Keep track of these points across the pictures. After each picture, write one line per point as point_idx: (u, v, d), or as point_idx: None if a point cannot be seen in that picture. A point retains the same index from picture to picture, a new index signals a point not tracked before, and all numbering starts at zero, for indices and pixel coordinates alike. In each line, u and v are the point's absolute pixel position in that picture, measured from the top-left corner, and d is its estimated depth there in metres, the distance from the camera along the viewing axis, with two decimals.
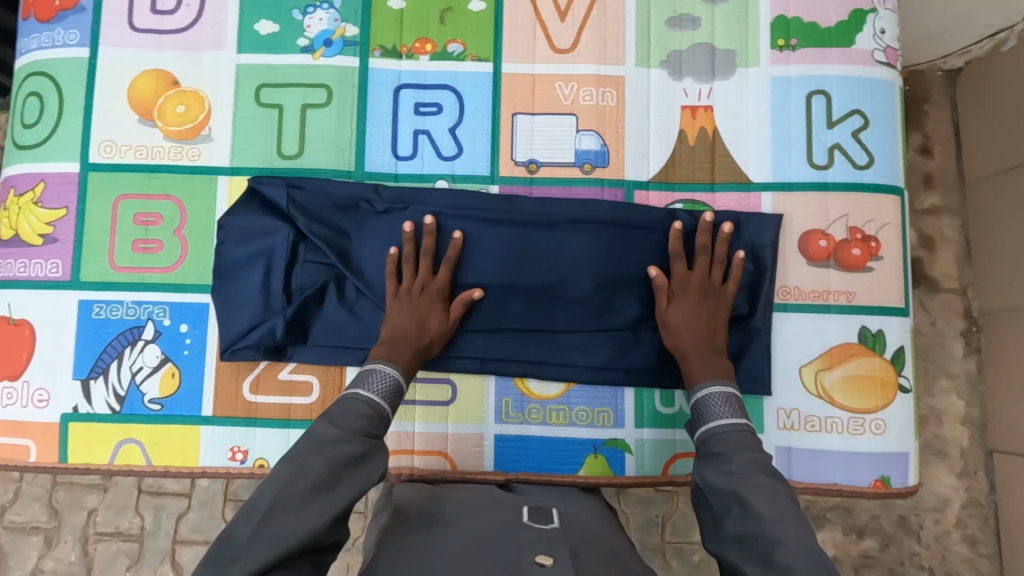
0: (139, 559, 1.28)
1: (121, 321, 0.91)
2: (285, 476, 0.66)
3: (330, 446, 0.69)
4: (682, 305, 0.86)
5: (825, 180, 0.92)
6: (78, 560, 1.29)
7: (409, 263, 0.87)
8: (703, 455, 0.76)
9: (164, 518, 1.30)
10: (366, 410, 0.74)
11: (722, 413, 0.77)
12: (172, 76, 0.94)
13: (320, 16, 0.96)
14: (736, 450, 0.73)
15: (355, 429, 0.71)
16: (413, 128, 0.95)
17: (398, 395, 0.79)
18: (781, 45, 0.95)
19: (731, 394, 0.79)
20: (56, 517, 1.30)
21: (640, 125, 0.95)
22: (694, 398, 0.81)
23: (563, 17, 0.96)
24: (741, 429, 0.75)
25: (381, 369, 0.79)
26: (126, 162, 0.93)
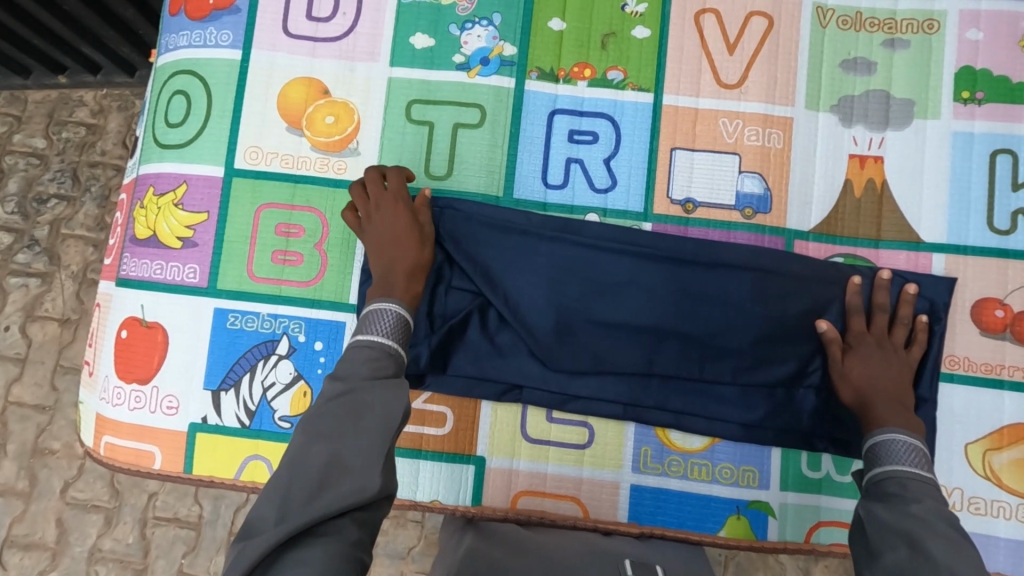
0: (196, 547, 1.25)
1: (256, 334, 0.89)
2: (295, 446, 0.60)
3: (340, 402, 0.62)
4: (859, 356, 0.82)
5: (1005, 247, 0.86)
6: (134, 543, 1.26)
7: (359, 193, 0.84)
8: (872, 495, 0.71)
9: (223, 509, 1.27)
10: (371, 354, 0.68)
11: (901, 457, 0.72)
12: (323, 85, 0.92)
13: (479, 32, 0.92)
14: (917, 496, 0.68)
15: (362, 376, 0.65)
16: (566, 157, 0.91)
17: (406, 334, 0.72)
18: (966, 97, 0.89)
19: (917, 444, 0.73)
20: (118, 497, 1.27)
21: (806, 171, 0.90)
22: (870, 441, 0.76)
23: (732, 50, 0.92)
24: (925, 482, 0.69)
25: (380, 309, 0.71)
26: (272, 170, 0.91)
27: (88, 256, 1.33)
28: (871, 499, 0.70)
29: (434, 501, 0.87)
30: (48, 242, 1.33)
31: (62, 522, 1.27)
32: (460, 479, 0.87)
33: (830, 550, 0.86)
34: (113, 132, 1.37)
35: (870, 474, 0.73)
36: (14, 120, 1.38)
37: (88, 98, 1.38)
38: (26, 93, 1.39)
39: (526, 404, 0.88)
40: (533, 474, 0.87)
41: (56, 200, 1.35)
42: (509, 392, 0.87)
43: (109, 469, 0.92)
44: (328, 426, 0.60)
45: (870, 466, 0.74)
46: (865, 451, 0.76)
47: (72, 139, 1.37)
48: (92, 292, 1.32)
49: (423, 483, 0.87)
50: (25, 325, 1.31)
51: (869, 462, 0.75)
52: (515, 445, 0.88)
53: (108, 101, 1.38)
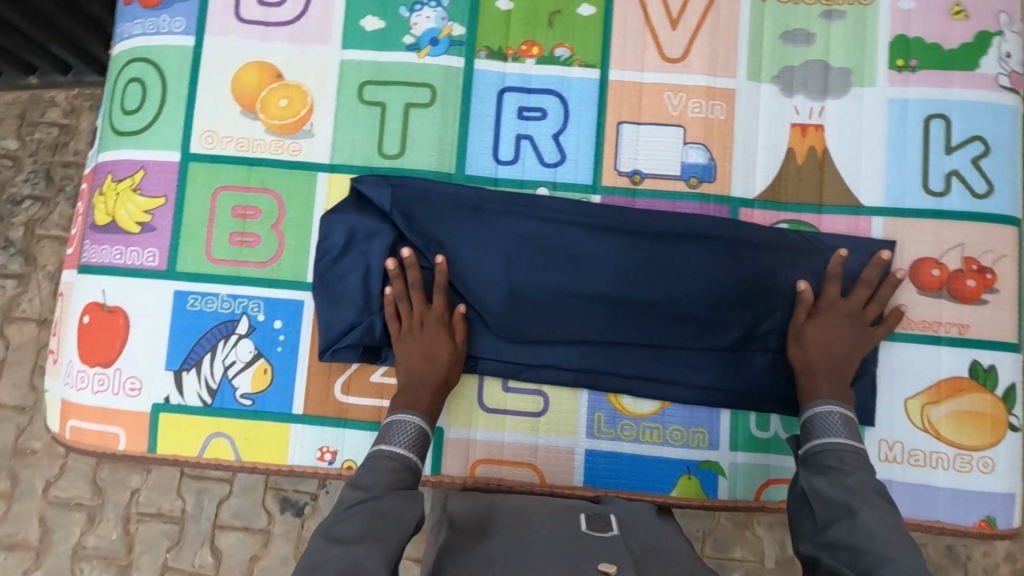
0: (180, 541, 1.27)
1: (217, 314, 0.90)
2: (318, 552, 0.62)
3: (359, 508, 0.66)
4: (840, 330, 0.84)
5: (940, 209, 0.89)
6: (119, 539, 1.27)
7: (403, 293, 0.85)
8: (813, 468, 0.74)
9: (206, 502, 1.29)
10: (392, 464, 0.73)
11: (836, 431, 0.76)
12: (276, 68, 0.94)
13: (428, 14, 0.94)
14: (852, 468, 0.71)
15: (384, 488, 0.69)
16: (516, 133, 0.93)
17: (424, 442, 0.77)
18: (900, 65, 0.92)
19: (847, 415, 0.77)
20: (100, 495, 1.28)
21: (749, 140, 0.93)
22: (808, 414, 0.79)
23: (675, 25, 0.94)
24: (857, 451, 0.73)
25: (402, 420, 0.76)
26: (227, 154, 0.93)
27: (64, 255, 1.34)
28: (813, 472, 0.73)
29: None
30: (23, 243, 1.34)
31: (45, 521, 1.28)
32: None
33: (781, 507, 0.89)
34: (85, 132, 1.38)
35: (807, 447, 0.76)
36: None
37: (60, 98, 1.39)
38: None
39: (482, 374, 0.90)
40: (491, 443, 0.90)
41: (30, 201, 1.35)
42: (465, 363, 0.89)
43: (76, 453, 0.93)
44: (351, 527, 0.64)
45: (805, 439, 0.78)
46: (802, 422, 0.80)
47: (45, 140, 1.37)
48: None
49: None
50: (3, 327, 1.32)
51: (806, 433, 0.78)
52: (472, 415, 0.90)
53: (80, 101, 1.39)
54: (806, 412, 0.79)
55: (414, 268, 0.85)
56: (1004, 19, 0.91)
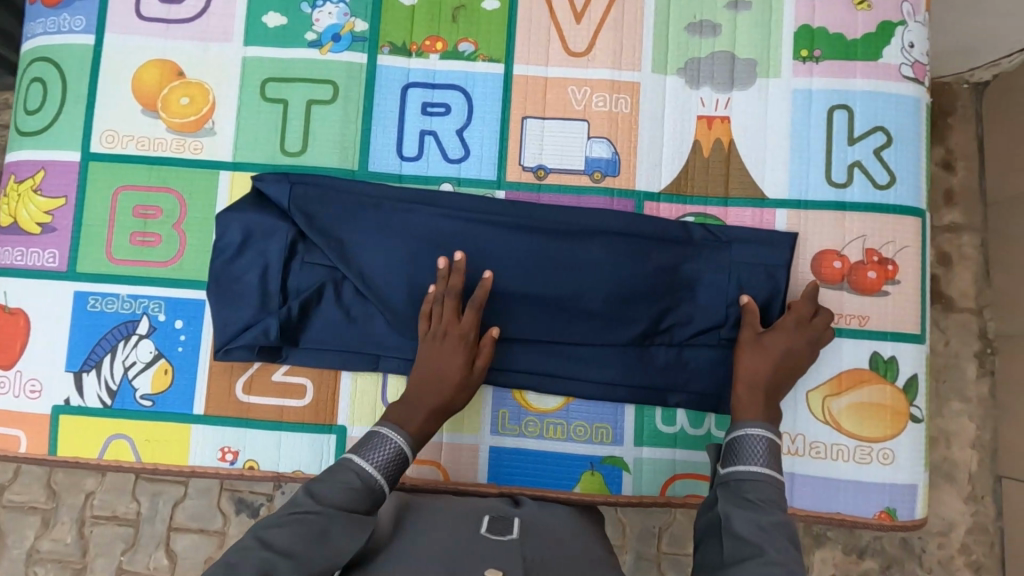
0: (135, 543, 1.27)
1: (117, 315, 0.89)
2: (242, 548, 0.60)
3: (300, 518, 0.64)
4: (793, 347, 0.81)
5: (842, 200, 0.88)
6: (73, 542, 1.27)
7: (439, 302, 0.83)
8: (731, 495, 0.71)
9: (161, 504, 1.28)
10: (355, 481, 0.70)
11: (760, 457, 0.73)
12: (177, 67, 0.93)
13: (330, 10, 0.93)
14: (769, 502, 0.69)
15: (336, 503, 0.67)
16: (420, 129, 0.92)
17: (398, 469, 0.74)
18: (804, 56, 0.90)
19: (773, 442, 0.74)
20: (55, 498, 1.28)
21: (654, 133, 0.92)
22: (736, 434, 0.75)
23: (579, 19, 0.93)
24: (776, 485, 0.71)
25: (383, 436, 0.74)
26: (128, 153, 0.92)
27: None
28: (729, 499, 0.70)
29: (297, 472, 0.88)
30: None
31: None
32: (322, 449, 0.88)
33: (685, 502, 0.89)
34: None
35: (728, 469, 0.73)
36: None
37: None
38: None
39: (385, 372, 0.89)
40: None
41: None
42: (366, 361, 0.89)
43: None
44: (285, 535, 0.62)
45: (727, 461, 0.75)
46: (725, 443, 0.76)
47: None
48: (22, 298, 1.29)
49: (285, 455, 0.88)
50: None
51: (728, 456, 0.75)
52: (376, 414, 0.89)
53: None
54: (736, 432, 0.76)
55: (459, 273, 0.82)
56: (908, 8, 0.90)
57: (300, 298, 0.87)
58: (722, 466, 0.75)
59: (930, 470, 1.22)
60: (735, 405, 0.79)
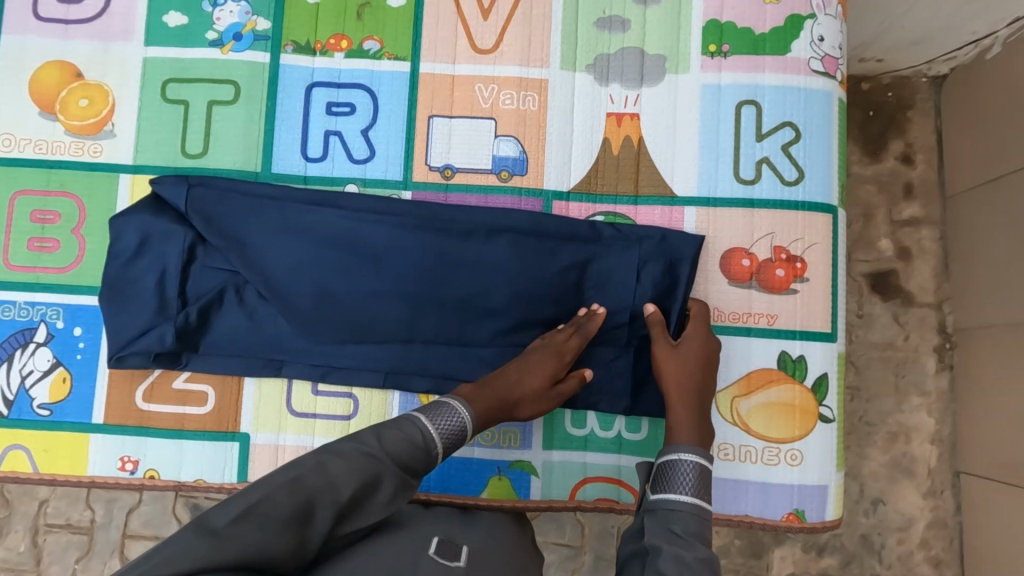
0: (90, 551, 1.26)
1: (13, 322, 0.87)
2: (302, 467, 0.60)
3: (361, 462, 0.61)
4: (708, 352, 0.80)
5: (751, 198, 0.86)
6: (26, 551, 1.26)
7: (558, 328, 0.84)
8: (655, 524, 0.68)
9: (116, 511, 1.28)
10: (419, 442, 0.67)
11: (692, 483, 0.70)
12: (76, 68, 0.91)
13: (231, 8, 0.91)
14: (690, 534, 0.66)
15: (397, 458, 0.64)
16: (324, 129, 0.91)
17: (457, 443, 0.71)
18: (713, 50, 0.88)
19: (704, 469, 0.72)
20: (6, 507, 1.27)
21: (563, 130, 0.90)
22: (665, 460, 0.73)
23: (486, 15, 0.92)
24: (700, 516, 0.68)
25: (454, 408, 0.71)
26: (25, 157, 0.90)
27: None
28: (656, 531, 0.67)
29: (199, 480, 0.86)
30: None
31: None
32: (225, 457, 0.87)
33: (596, 506, 0.87)
34: None
35: (658, 494, 0.70)
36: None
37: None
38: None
39: (289, 378, 0.88)
40: (300, 448, 0.87)
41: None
42: (269, 366, 0.87)
43: None
44: (342, 469, 0.60)
45: (656, 485, 0.72)
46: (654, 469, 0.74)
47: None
48: None
49: (187, 464, 0.86)
50: None
51: (656, 481, 0.72)
52: (280, 419, 0.87)
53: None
54: (671, 454, 0.73)
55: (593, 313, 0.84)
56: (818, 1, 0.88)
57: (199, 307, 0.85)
58: (651, 491, 0.72)
59: (889, 465, 1.21)
60: (675, 426, 0.76)
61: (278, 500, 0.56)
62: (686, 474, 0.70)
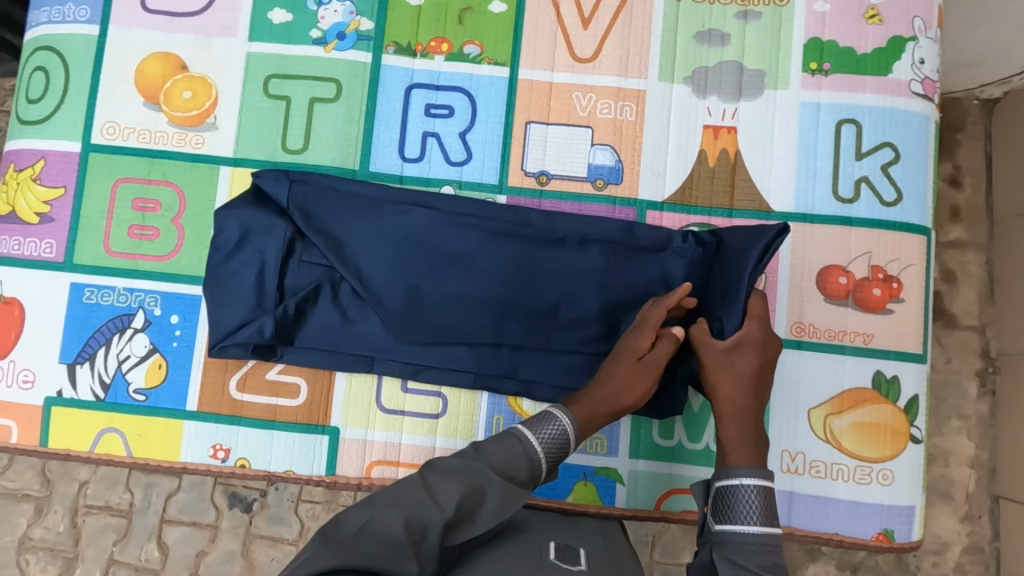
0: (127, 534, 1.31)
1: (112, 308, 0.89)
2: (412, 482, 0.65)
3: (460, 471, 0.66)
4: (764, 360, 0.77)
5: (848, 216, 0.86)
6: (66, 531, 1.31)
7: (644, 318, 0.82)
8: (730, 559, 0.67)
9: (154, 496, 1.33)
10: (518, 452, 0.70)
11: (756, 509, 0.69)
12: (181, 60, 0.92)
13: (335, 7, 0.92)
14: (768, 564, 0.66)
15: (495, 466, 0.68)
16: (422, 130, 0.92)
17: (562, 452, 0.73)
18: (814, 68, 0.89)
19: (766, 489, 0.70)
20: (48, 486, 1.34)
21: (659, 140, 0.91)
22: (724, 486, 0.71)
23: (586, 25, 0.93)
24: (772, 541, 0.68)
25: (552, 414, 0.74)
26: (129, 146, 0.91)
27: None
28: (732, 571, 0.66)
29: (289, 472, 0.88)
30: None
31: None
32: (313, 450, 0.88)
33: (682, 518, 0.87)
34: None
35: (722, 526, 0.69)
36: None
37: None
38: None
39: (379, 375, 0.89)
40: (387, 445, 0.89)
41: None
42: (361, 362, 0.88)
43: None
44: (445, 481, 0.65)
45: (719, 515, 0.70)
46: (712, 495, 0.72)
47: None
48: None
49: (277, 455, 0.88)
50: None
51: (718, 509, 0.71)
52: (369, 415, 0.89)
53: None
54: (729, 480, 0.71)
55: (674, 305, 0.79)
56: (919, 24, 0.88)
57: (297, 299, 0.86)
58: (714, 521, 0.70)
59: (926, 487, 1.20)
60: (723, 445, 0.75)
61: (389, 517, 0.60)
62: (752, 501, 0.69)
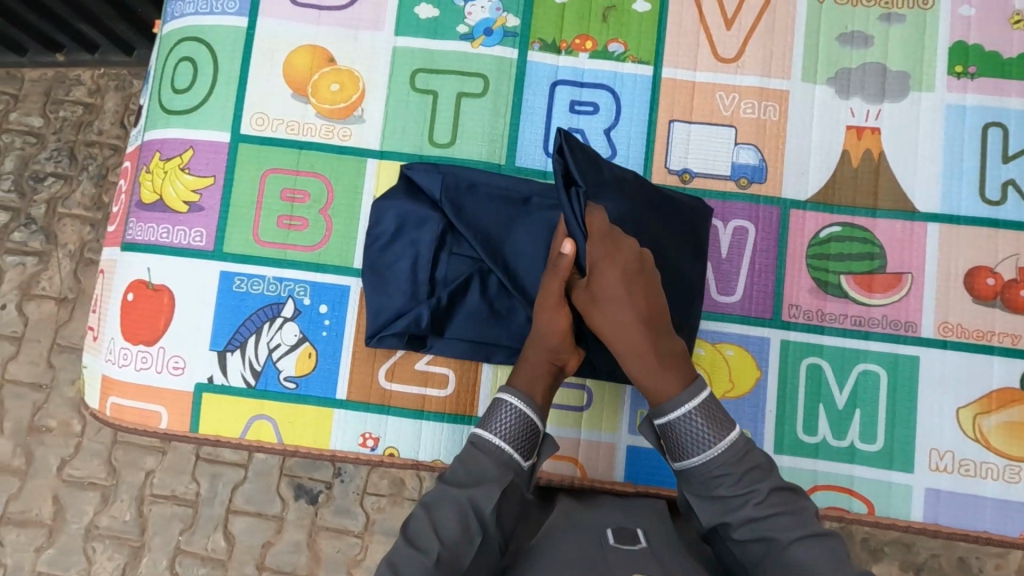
0: (193, 524, 1.33)
1: (262, 296, 0.90)
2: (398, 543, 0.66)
3: (433, 507, 0.69)
4: (624, 277, 0.74)
5: (995, 217, 0.89)
6: (132, 519, 1.34)
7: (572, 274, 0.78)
8: (701, 486, 0.71)
9: (220, 486, 1.35)
10: (489, 454, 0.73)
11: (703, 436, 0.70)
12: (328, 53, 0.93)
13: (482, 3, 0.93)
14: (741, 473, 0.69)
15: (462, 482, 0.71)
16: (567, 127, 0.93)
17: (525, 436, 0.75)
18: (959, 71, 0.91)
19: (708, 405, 0.71)
20: (115, 475, 1.36)
21: (802, 140, 0.92)
22: (665, 420, 0.72)
23: (729, 25, 0.94)
24: (731, 451, 0.69)
25: (501, 405, 0.76)
26: (277, 137, 0.92)
27: (84, 235, 1.45)
28: (709, 502, 0.71)
29: (436, 462, 0.89)
30: (44, 221, 1.45)
31: (58, 499, 1.36)
32: (461, 440, 0.89)
33: (826, 515, 0.88)
34: (109, 111, 1.49)
35: (683, 459, 0.72)
36: (10, 99, 1.50)
37: (85, 77, 1.50)
38: (22, 71, 1.51)
39: None
40: None
41: (54, 178, 1.46)
42: (508, 354, 0.89)
43: (116, 429, 0.94)
44: (423, 518, 0.68)
45: (676, 449, 0.72)
46: (659, 432, 0.74)
47: (69, 118, 1.48)
48: (87, 271, 1.43)
49: (426, 445, 0.89)
50: (22, 303, 1.43)
51: (674, 445, 0.72)
52: None
53: (104, 81, 1.50)
54: (665, 419, 0.72)
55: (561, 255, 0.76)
56: None
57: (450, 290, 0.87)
58: (675, 456, 0.72)
59: None
60: (641, 385, 0.74)
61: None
62: (699, 430, 0.70)
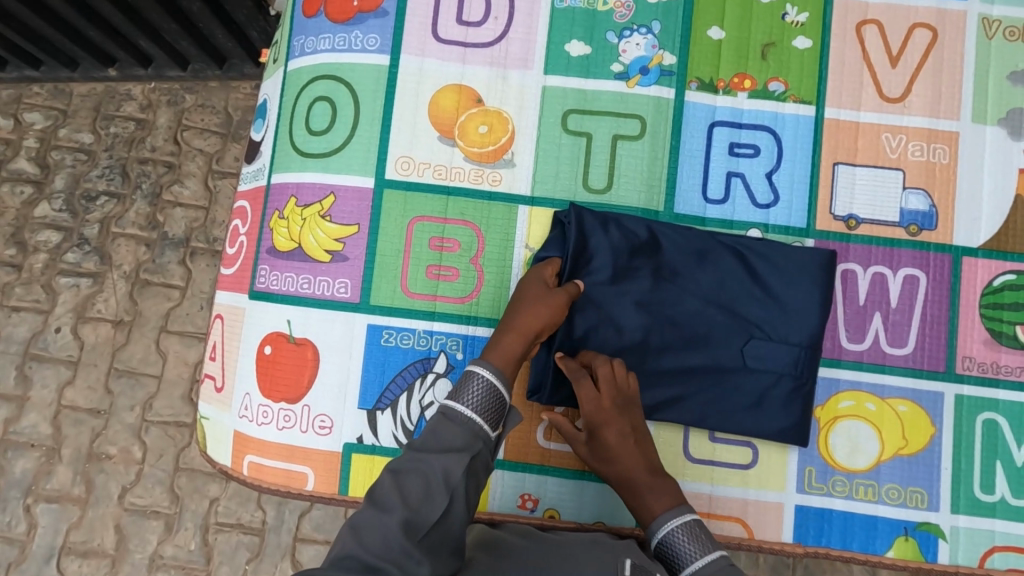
0: (260, 553, 1.27)
1: (412, 351, 0.86)
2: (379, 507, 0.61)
3: (401, 472, 0.63)
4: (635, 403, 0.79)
5: None
6: (197, 549, 1.27)
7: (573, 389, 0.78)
8: None
9: (287, 514, 1.29)
10: (457, 420, 0.68)
11: (689, 550, 0.72)
12: (475, 93, 0.89)
13: (638, 41, 0.89)
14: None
15: (425, 445, 0.66)
16: (726, 170, 0.89)
17: (497, 407, 0.70)
18: None
19: (690, 522, 0.74)
20: (178, 503, 1.28)
21: (973, 185, 0.88)
22: (657, 539, 0.74)
23: (895, 63, 0.90)
24: (710, 563, 0.70)
25: (476, 375, 0.70)
26: (424, 181, 0.88)
27: (141, 255, 1.35)
28: None
29: (598, 523, 0.86)
30: (98, 241, 1.36)
31: (120, 528, 1.28)
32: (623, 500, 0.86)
33: None
34: (162, 127, 1.39)
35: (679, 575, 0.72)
36: (59, 114, 1.40)
37: (136, 91, 1.41)
38: (70, 86, 1.41)
39: (687, 427, 0.86)
40: (697, 495, 0.86)
41: (105, 197, 1.37)
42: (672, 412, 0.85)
43: (254, 489, 0.89)
44: (392, 484, 0.63)
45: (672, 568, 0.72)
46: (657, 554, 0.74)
47: (121, 135, 1.39)
48: (145, 292, 1.34)
49: (587, 503, 0.86)
50: (77, 326, 1.34)
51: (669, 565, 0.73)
52: (680, 465, 0.86)
53: (157, 96, 1.40)
54: (656, 539, 0.74)
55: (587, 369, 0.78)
56: None
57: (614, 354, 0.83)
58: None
59: None
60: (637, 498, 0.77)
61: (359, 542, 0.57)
62: (680, 542, 0.72)
